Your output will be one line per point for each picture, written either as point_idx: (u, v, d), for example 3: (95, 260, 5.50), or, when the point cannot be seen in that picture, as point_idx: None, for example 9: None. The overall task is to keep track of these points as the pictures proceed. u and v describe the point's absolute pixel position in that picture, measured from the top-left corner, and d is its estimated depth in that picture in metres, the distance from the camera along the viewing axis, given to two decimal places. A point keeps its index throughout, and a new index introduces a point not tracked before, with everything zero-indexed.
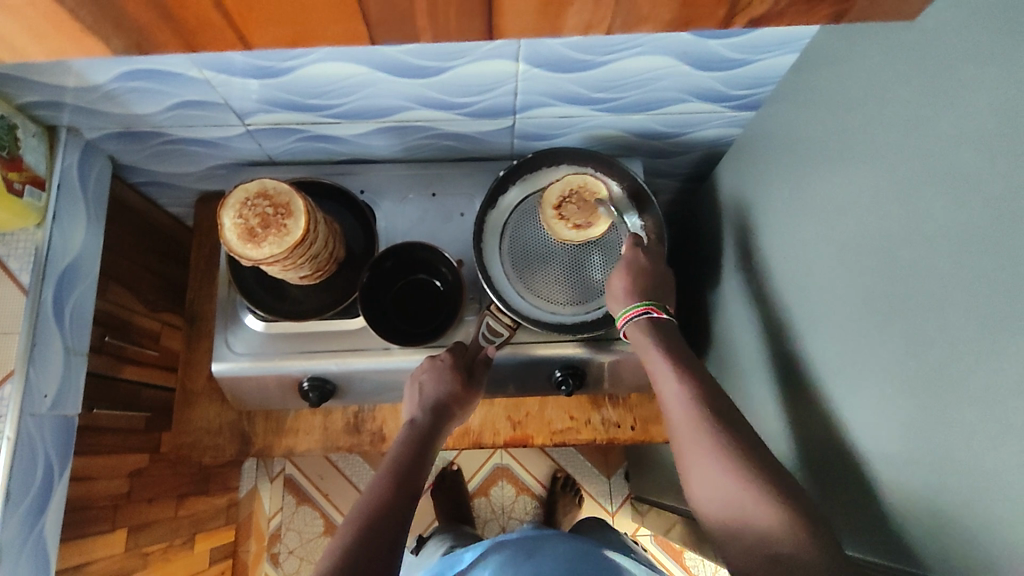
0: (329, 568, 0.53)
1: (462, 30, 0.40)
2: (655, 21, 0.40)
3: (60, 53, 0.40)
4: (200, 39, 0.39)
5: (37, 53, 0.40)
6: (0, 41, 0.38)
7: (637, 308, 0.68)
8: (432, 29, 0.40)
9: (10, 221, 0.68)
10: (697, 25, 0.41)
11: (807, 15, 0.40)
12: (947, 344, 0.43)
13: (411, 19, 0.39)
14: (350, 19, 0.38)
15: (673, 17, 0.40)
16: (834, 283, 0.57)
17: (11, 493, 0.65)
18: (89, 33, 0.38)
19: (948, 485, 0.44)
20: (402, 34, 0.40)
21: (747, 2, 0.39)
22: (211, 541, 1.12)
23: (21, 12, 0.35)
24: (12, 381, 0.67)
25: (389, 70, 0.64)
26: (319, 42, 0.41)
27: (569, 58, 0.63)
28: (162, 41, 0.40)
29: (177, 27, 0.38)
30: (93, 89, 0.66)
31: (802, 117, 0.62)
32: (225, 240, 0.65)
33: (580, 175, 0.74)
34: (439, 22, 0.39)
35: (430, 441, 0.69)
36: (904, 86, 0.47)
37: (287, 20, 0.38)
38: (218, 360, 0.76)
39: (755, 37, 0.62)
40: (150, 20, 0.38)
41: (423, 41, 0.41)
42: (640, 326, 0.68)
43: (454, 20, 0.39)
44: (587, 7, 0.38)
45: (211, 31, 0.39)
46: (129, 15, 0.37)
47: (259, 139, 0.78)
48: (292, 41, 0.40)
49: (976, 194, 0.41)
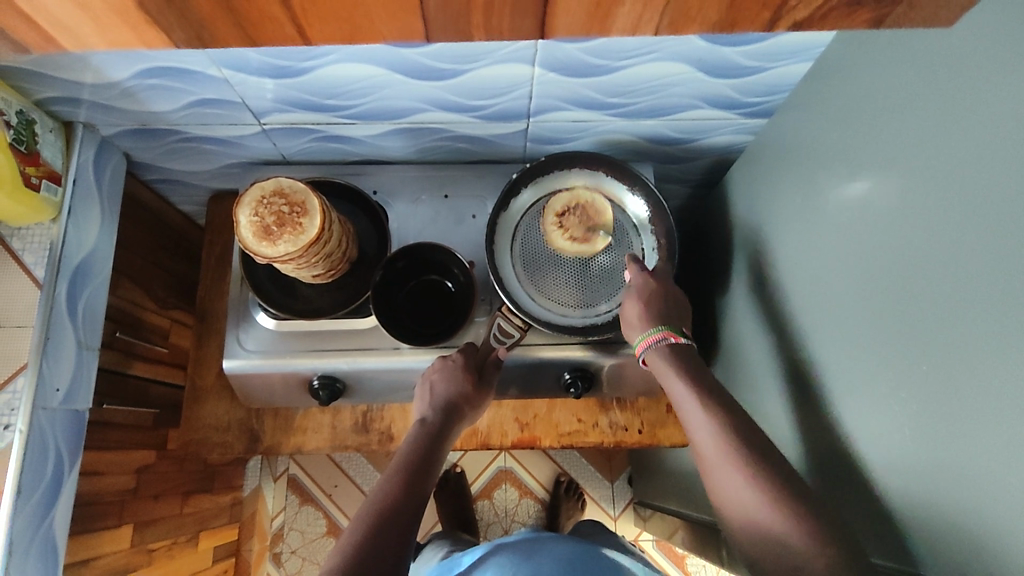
0: (337, 565, 0.53)
1: (515, 27, 0.41)
2: (701, 23, 0.41)
3: (121, 43, 0.41)
4: (259, 31, 0.40)
5: (99, 43, 0.41)
6: (61, 27, 0.38)
7: (654, 333, 0.69)
8: (485, 27, 0.41)
9: (25, 216, 0.68)
10: (740, 27, 0.42)
11: (846, 20, 0.41)
12: (955, 352, 0.44)
13: (467, 16, 0.39)
14: (408, 15, 0.39)
15: (710, 19, 0.41)
16: (845, 290, 0.57)
17: (22, 486, 0.65)
18: (154, 25, 0.39)
19: (956, 493, 0.45)
20: (456, 32, 0.41)
21: (792, 6, 0.40)
22: (215, 540, 1.12)
23: (91, 4, 0.36)
24: (24, 375, 0.67)
25: (405, 72, 0.65)
26: (374, 39, 0.42)
27: (585, 63, 0.64)
28: (221, 33, 0.41)
29: (239, 20, 0.39)
30: (111, 85, 0.67)
31: (815, 125, 0.63)
32: (240, 238, 0.66)
33: (587, 193, 0.76)
34: (494, 19, 0.40)
35: (440, 441, 0.70)
36: (919, 95, 0.48)
37: (342, 16, 0.39)
38: (230, 357, 0.76)
39: (769, 45, 0.63)
40: (213, 12, 0.38)
41: (476, 38, 0.42)
42: (658, 351, 0.68)
43: (510, 19, 0.40)
44: (637, 10, 0.39)
45: (272, 25, 0.40)
46: (193, 8, 0.38)
47: (274, 139, 0.79)
48: (348, 37, 0.41)
49: (987, 203, 0.41)
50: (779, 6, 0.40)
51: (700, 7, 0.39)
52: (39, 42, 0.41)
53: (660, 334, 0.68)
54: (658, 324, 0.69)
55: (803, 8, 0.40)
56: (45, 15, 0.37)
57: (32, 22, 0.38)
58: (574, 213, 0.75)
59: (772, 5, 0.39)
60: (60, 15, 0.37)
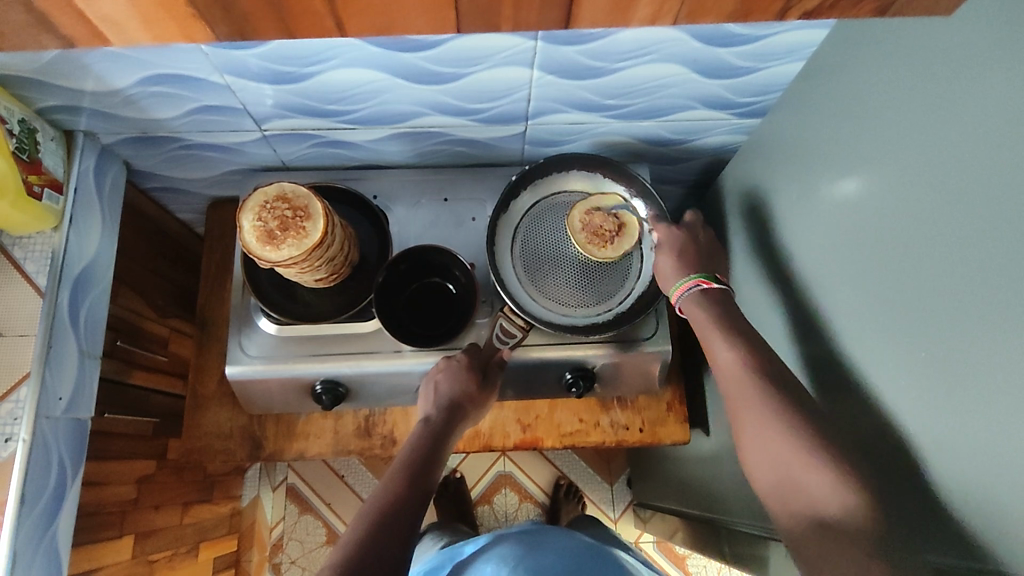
0: (337, 564, 0.54)
1: (542, 19, 0.42)
2: (714, 14, 0.43)
3: (165, 39, 0.42)
4: (297, 24, 0.41)
5: (143, 38, 0.42)
6: (102, 16, 0.39)
7: (689, 280, 0.71)
8: (513, 19, 0.42)
9: (27, 224, 0.68)
10: (750, 18, 0.44)
11: (849, 12, 0.43)
12: (954, 338, 0.45)
13: (498, 8, 0.41)
14: (441, 7, 0.41)
15: (724, 9, 0.42)
16: (841, 283, 0.59)
17: (26, 495, 0.64)
18: (198, 19, 0.40)
19: (961, 471, 0.46)
20: (486, 23, 0.43)
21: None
22: (214, 551, 1.11)
23: None
24: (27, 384, 0.67)
25: (406, 77, 0.66)
26: (405, 31, 0.43)
27: (582, 65, 0.65)
28: (260, 28, 0.42)
29: (280, 15, 0.40)
30: (114, 93, 0.67)
31: (808, 122, 0.64)
32: (244, 243, 0.66)
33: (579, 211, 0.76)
34: (523, 11, 0.41)
35: (443, 440, 0.70)
36: (910, 90, 0.49)
37: (380, 6, 0.40)
38: (232, 362, 0.76)
39: (762, 45, 0.64)
40: (255, 4, 0.39)
41: (503, 30, 0.43)
42: (691, 299, 0.70)
43: (537, 11, 0.41)
44: (654, 2, 0.41)
45: (310, 18, 0.41)
46: (237, 2, 0.39)
47: (274, 145, 0.79)
48: (382, 30, 0.43)
49: (982, 188, 0.43)
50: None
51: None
52: (84, 39, 0.42)
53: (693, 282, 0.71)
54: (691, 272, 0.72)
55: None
56: (92, 7, 0.38)
57: (81, 17, 0.39)
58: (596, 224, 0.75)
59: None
60: (107, 8, 0.39)
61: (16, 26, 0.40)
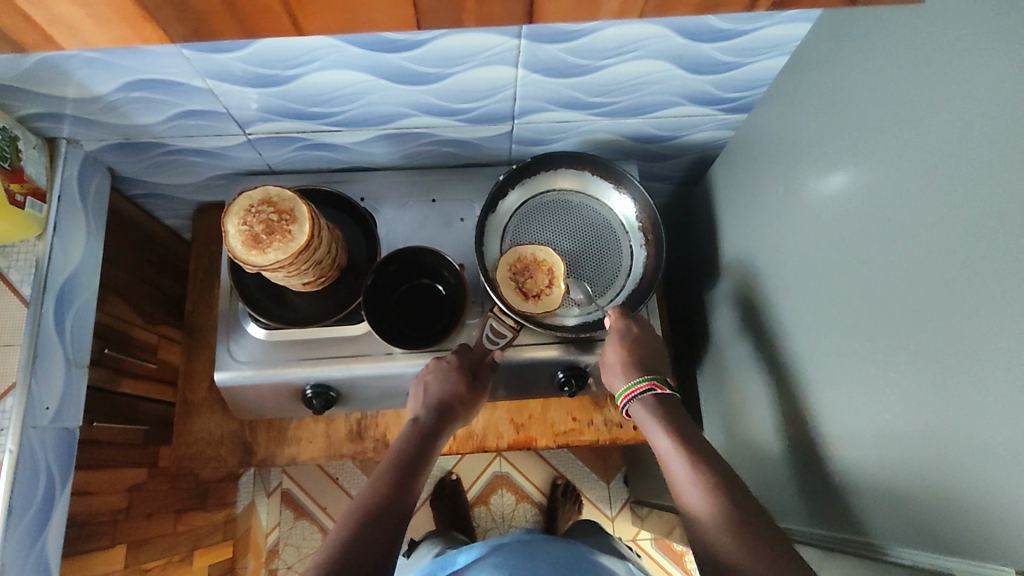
0: (323, 563, 0.53)
1: (502, 13, 0.42)
2: (688, 7, 0.42)
3: (123, 39, 0.42)
4: (254, 23, 0.41)
5: (100, 38, 0.42)
6: (56, 18, 0.39)
7: (640, 383, 0.70)
8: (475, 11, 0.42)
9: (10, 233, 0.67)
10: (728, 10, 0.43)
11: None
12: (934, 329, 0.45)
13: (456, 5, 0.41)
14: (400, 3, 0.40)
15: (694, 2, 0.42)
16: (828, 276, 0.58)
17: (14, 507, 0.64)
18: (150, 18, 0.40)
19: (937, 458, 0.45)
20: (447, 19, 0.43)
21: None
22: (209, 558, 1.10)
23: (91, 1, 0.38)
24: (14, 394, 0.66)
25: (389, 77, 0.66)
26: (369, 27, 0.43)
27: (566, 63, 0.65)
28: (220, 27, 0.42)
29: (238, 14, 0.40)
30: (95, 100, 0.66)
31: (793, 117, 0.64)
32: (229, 247, 0.65)
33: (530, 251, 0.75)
34: (483, 6, 0.42)
35: (433, 440, 0.69)
36: (894, 81, 0.49)
37: (335, 4, 0.40)
38: (221, 368, 0.76)
39: (746, 39, 0.64)
40: (210, 5, 0.39)
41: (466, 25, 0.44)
42: (641, 403, 0.69)
43: (496, 5, 0.42)
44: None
45: (269, 18, 0.41)
46: (192, 3, 0.39)
47: (259, 149, 0.79)
48: (344, 26, 0.43)
49: (964, 177, 0.42)
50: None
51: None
52: (45, 44, 0.42)
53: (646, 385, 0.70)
54: (642, 374, 0.70)
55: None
56: (45, 9, 0.38)
57: (39, 18, 0.39)
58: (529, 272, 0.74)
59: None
60: (63, 12, 0.39)
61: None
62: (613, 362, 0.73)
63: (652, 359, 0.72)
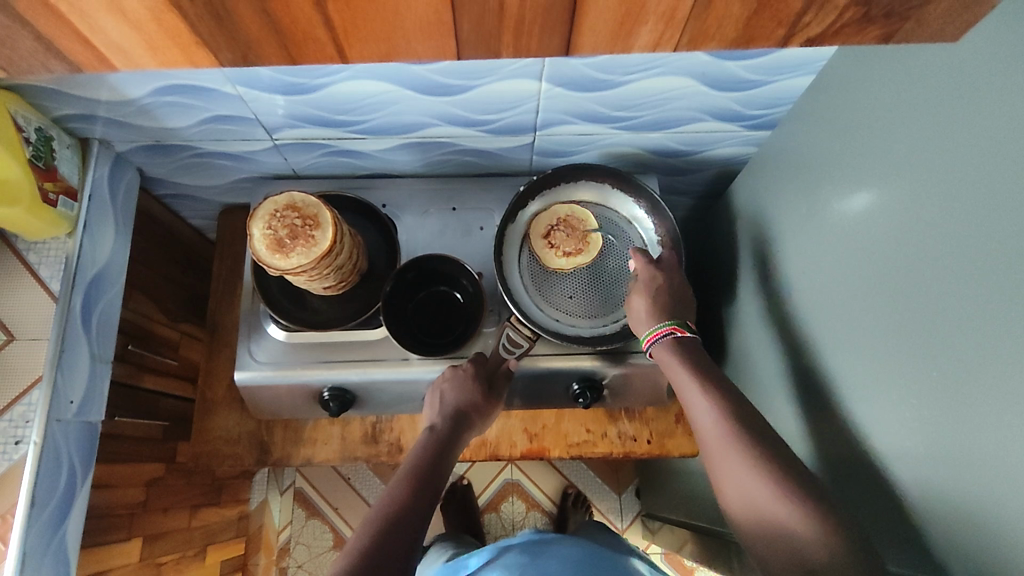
0: (345, 568, 0.54)
1: (542, 46, 0.43)
2: (714, 40, 0.43)
3: (170, 64, 0.43)
4: (299, 50, 0.42)
5: (149, 62, 0.43)
6: (111, 44, 0.40)
7: (661, 328, 0.70)
8: (513, 44, 0.43)
9: (42, 230, 0.69)
10: (755, 44, 0.44)
11: (857, 36, 0.43)
12: (959, 358, 0.45)
13: (497, 37, 0.41)
14: (438, 33, 0.41)
15: (725, 36, 0.42)
16: (850, 299, 0.58)
17: (37, 498, 0.65)
18: (202, 45, 0.41)
19: (963, 491, 0.45)
20: (486, 50, 0.43)
21: (806, 22, 0.41)
22: (222, 554, 1.12)
23: (146, 27, 0.39)
24: (39, 387, 0.68)
25: (414, 87, 0.66)
26: (409, 57, 0.43)
27: (590, 77, 0.65)
28: (265, 54, 0.43)
29: (283, 41, 0.41)
30: (128, 103, 0.68)
31: (818, 137, 0.64)
32: (253, 250, 0.67)
33: (563, 206, 0.79)
34: (522, 39, 0.42)
35: (449, 448, 0.70)
36: (920, 107, 0.49)
37: (380, 37, 0.41)
38: (241, 369, 0.77)
39: (772, 59, 0.64)
40: (259, 32, 0.40)
41: (503, 56, 0.44)
42: (664, 346, 0.69)
43: (537, 38, 0.42)
44: (658, 28, 0.41)
45: (313, 46, 0.42)
46: (242, 30, 0.40)
47: (285, 154, 0.80)
48: (386, 55, 0.43)
49: (990, 207, 0.42)
50: (793, 22, 0.41)
51: (717, 25, 0.41)
52: (89, 63, 0.43)
53: (667, 329, 0.70)
54: (665, 319, 0.71)
55: (817, 24, 0.41)
56: (98, 32, 0.39)
57: (86, 41, 0.40)
58: (560, 229, 0.78)
59: (787, 22, 0.41)
60: (115, 36, 0.40)
61: (23, 50, 0.41)
62: (637, 310, 0.72)
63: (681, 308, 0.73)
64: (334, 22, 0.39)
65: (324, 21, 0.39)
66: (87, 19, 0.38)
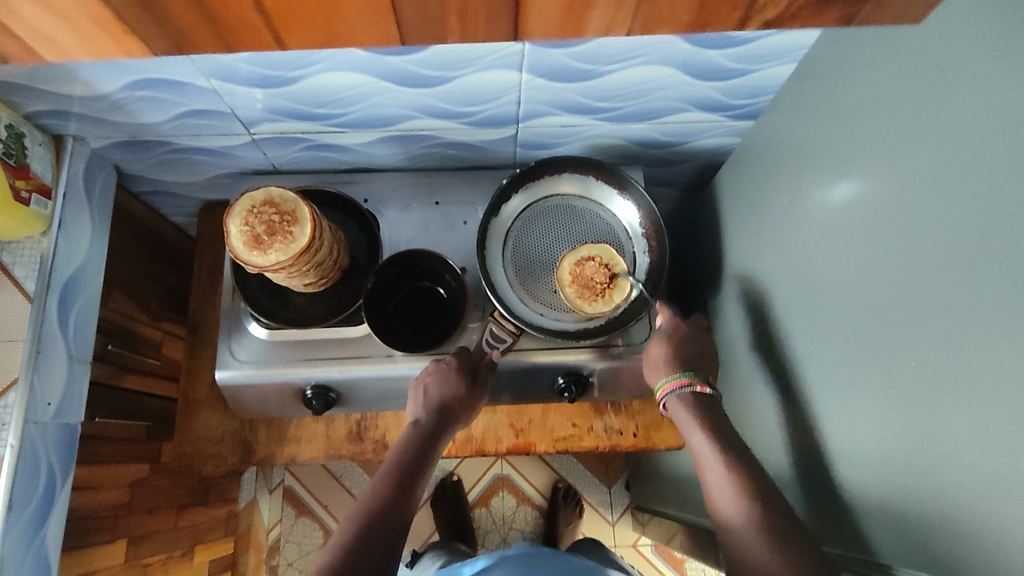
0: (326, 565, 0.54)
1: (490, 31, 0.42)
2: (673, 25, 0.42)
3: (102, 54, 0.42)
4: (237, 38, 0.41)
5: (82, 52, 0.42)
6: (42, 35, 0.40)
7: (676, 379, 0.71)
8: (460, 31, 0.42)
9: (16, 230, 0.68)
10: (715, 26, 0.43)
11: (817, 19, 0.43)
12: (942, 348, 0.44)
13: (443, 21, 0.41)
14: (384, 19, 0.40)
15: (683, 21, 0.42)
16: (832, 287, 0.57)
17: (14, 500, 0.64)
18: (134, 34, 0.40)
19: (946, 483, 0.44)
20: (432, 35, 0.42)
21: (762, 6, 0.41)
22: (209, 553, 1.11)
23: (72, 14, 0.38)
24: (16, 389, 0.66)
25: (392, 79, 0.65)
26: (351, 43, 0.43)
27: (571, 68, 0.65)
28: (200, 42, 0.42)
29: (219, 28, 0.40)
30: (101, 98, 0.67)
31: (800, 124, 0.63)
32: (231, 247, 0.65)
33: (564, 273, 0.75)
34: (469, 24, 0.41)
35: (433, 442, 0.69)
36: (901, 95, 0.48)
37: (318, 22, 0.40)
38: (222, 367, 0.76)
39: (753, 47, 0.63)
40: (190, 20, 0.39)
41: (450, 40, 0.43)
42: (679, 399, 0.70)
43: (484, 23, 0.41)
44: (609, 11, 0.41)
45: (250, 32, 0.41)
46: (173, 17, 0.39)
47: (264, 149, 0.79)
48: (327, 43, 0.42)
49: (971, 194, 0.42)
50: (749, 7, 0.41)
51: (673, 8, 0.41)
52: (22, 54, 0.42)
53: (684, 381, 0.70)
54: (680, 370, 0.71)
55: (774, 8, 0.41)
56: (36, 22, 0.39)
57: (35, 28, 0.39)
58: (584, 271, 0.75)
59: (741, 6, 0.41)
60: (41, 25, 0.39)
61: None
62: (655, 356, 0.73)
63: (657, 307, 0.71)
64: (269, 8, 0.38)
65: (259, 8, 0.38)
66: (16, 13, 0.38)
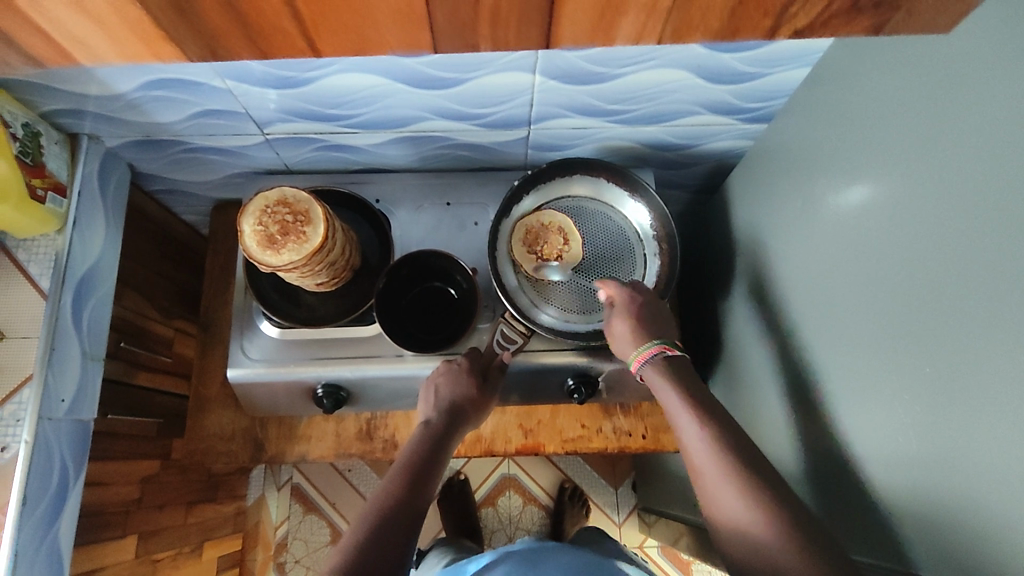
0: (339, 564, 0.54)
1: (521, 37, 0.42)
2: (701, 31, 0.42)
3: (130, 57, 0.43)
4: (269, 44, 0.42)
5: (111, 56, 0.42)
6: (75, 40, 0.40)
7: (649, 347, 0.68)
8: (491, 36, 0.42)
9: (31, 227, 0.68)
10: (736, 31, 0.43)
11: (847, 26, 0.42)
12: (955, 355, 0.44)
13: (475, 27, 0.41)
14: (413, 24, 0.40)
15: (711, 28, 0.42)
16: (845, 292, 0.57)
17: (28, 496, 0.65)
18: (166, 39, 0.41)
19: (958, 489, 0.44)
20: (462, 41, 0.42)
21: (792, 12, 0.41)
22: (218, 549, 1.12)
23: (103, 18, 0.38)
24: (30, 386, 0.67)
25: (406, 81, 0.65)
26: (381, 49, 0.43)
27: (585, 70, 0.65)
28: (231, 45, 0.42)
29: (249, 33, 0.40)
30: (117, 97, 0.67)
31: (814, 129, 0.63)
32: (244, 247, 0.66)
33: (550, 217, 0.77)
34: (500, 30, 0.41)
35: (444, 442, 0.69)
36: (917, 101, 0.48)
37: (350, 28, 0.40)
38: (234, 366, 0.76)
39: (766, 50, 0.63)
40: (222, 25, 0.40)
41: (480, 45, 0.43)
42: (653, 366, 0.67)
43: (517, 29, 0.41)
44: (638, 19, 0.41)
45: (282, 38, 0.41)
46: (204, 21, 0.39)
47: (277, 149, 0.80)
48: (358, 47, 0.42)
49: (986, 202, 0.41)
50: (771, 14, 0.41)
51: (701, 15, 0.41)
52: (52, 57, 0.43)
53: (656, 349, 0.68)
54: (650, 338, 0.69)
55: (804, 14, 0.41)
56: (61, 26, 0.39)
57: (61, 32, 0.39)
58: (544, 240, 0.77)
59: (762, 12, 0.41)
60: (73, 29, 0.39)
61: None
62: (619, 333, 0.71)
63: (655, 317, 0.71)
64: (302, 13, 0.39)
65: (292, 14, 0.39)
66: (45, 16, 0.38)
